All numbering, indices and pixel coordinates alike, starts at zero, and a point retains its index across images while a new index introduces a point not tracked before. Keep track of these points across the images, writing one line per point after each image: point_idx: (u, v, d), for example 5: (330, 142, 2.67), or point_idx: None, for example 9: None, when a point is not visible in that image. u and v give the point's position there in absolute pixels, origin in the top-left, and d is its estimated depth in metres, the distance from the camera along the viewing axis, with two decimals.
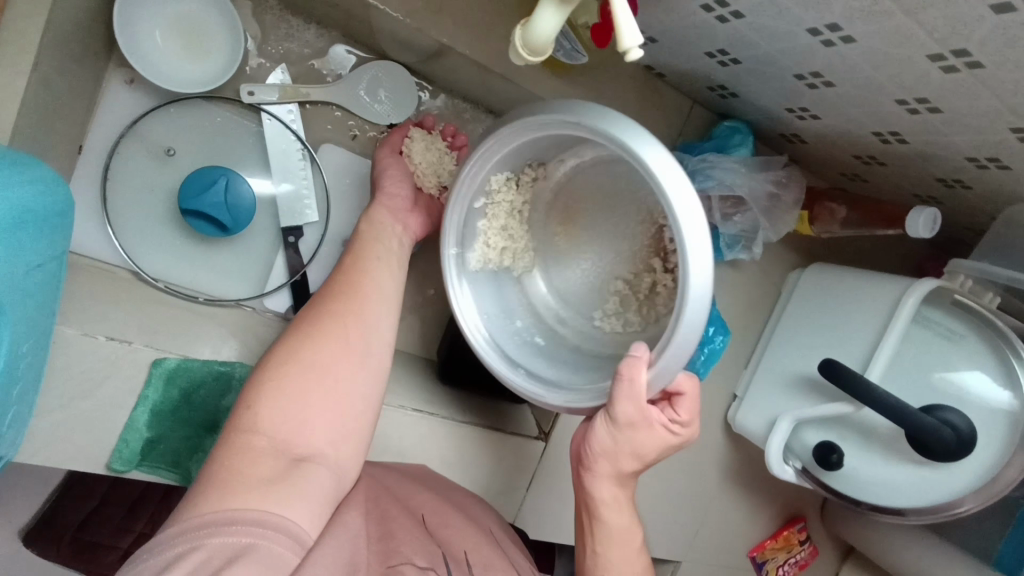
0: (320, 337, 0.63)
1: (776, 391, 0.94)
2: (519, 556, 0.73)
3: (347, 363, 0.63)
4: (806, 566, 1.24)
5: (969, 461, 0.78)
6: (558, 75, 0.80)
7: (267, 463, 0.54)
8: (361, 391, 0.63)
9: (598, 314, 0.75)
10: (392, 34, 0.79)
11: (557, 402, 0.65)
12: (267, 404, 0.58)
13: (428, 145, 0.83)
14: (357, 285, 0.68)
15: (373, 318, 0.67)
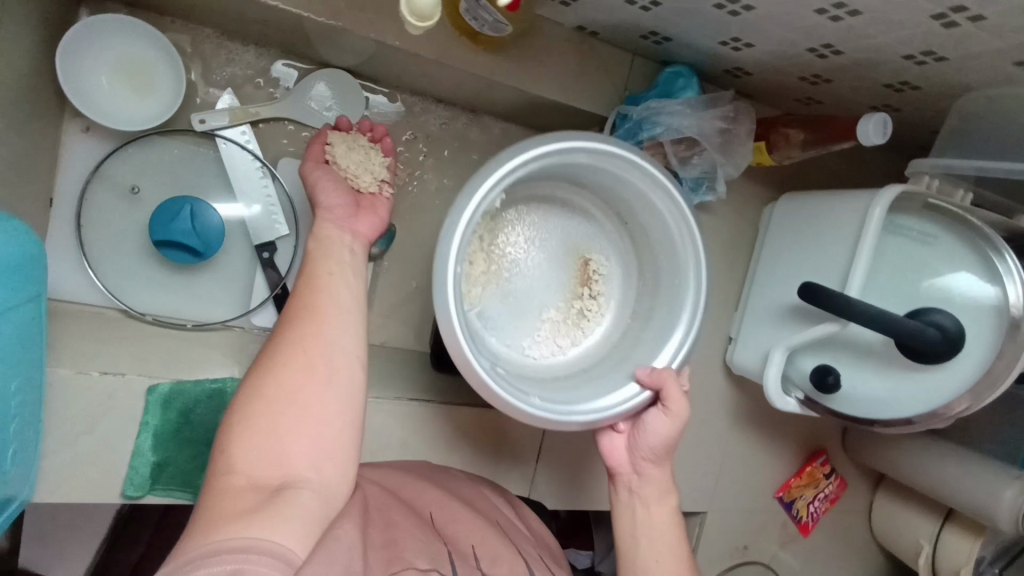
0: (283, 363, 0.56)
1: (766, 326, 0.94)
2: (526, 540, 0.75)
3: (319, 385, 0.56)
4: (836, 499, 1.25)
5: (965, 357, 0.77)
6: (493, 51, 0.81)
7: (249, 501, 0.48)
8: (339, 409, 0.56)
9: (534, 338, 0.86)
10: (327, 40, 0.82)
11: (588, 413, 0.73)
12: (239, 441, 0.52)
13: (351, 146, 0.73)
14: (314, 299, 0.60)
15: (334, 332, 0.59)
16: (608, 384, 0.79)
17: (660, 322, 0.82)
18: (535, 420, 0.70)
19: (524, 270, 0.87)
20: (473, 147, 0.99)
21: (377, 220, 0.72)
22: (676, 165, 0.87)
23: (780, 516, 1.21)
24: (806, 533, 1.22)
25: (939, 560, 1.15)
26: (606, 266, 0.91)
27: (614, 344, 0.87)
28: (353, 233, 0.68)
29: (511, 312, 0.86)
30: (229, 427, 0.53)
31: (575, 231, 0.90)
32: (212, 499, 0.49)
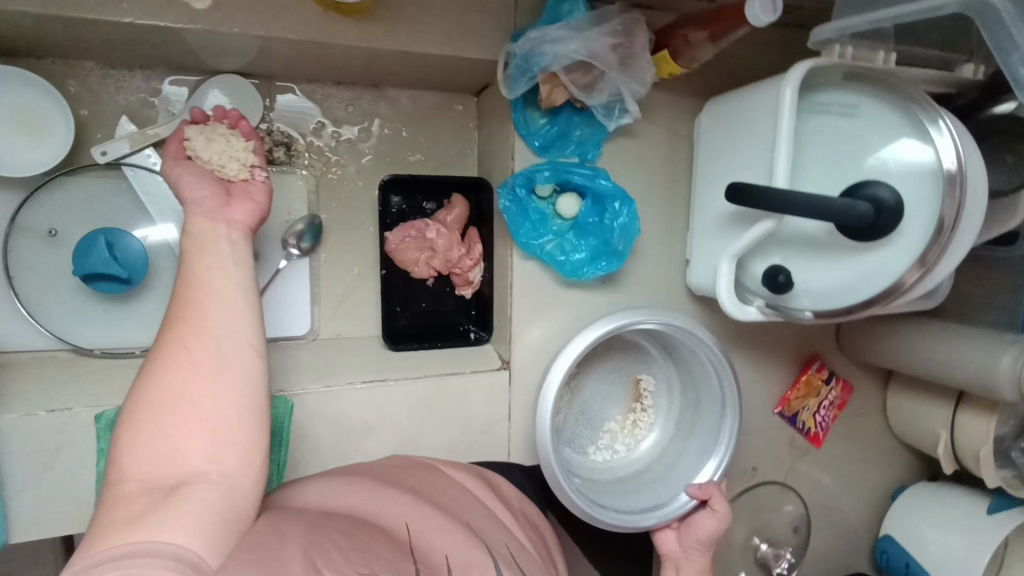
0: (167, 365, 0.61)
1: (713, 240, 0.91)
2: (494, 528, 0.75)
3: (210, 380, 0.62)
4: (845, 403, 1.21)
5: (913, 221, 0.73)
6: (356, 18, 0.79)
7: (147, 503, 0.54)
8: (231, 398, 0.62)
9: (597, 445, 1.06)
10: (202, 47, 0.81)
11: (649, 522, 0.95)
12: (128, 450, 0.57)
13: (210, 137, 0.78)
14: (193, 301, 0.65)
15: (214, 328, 0.64)
16: (669, 492, 0.99)
17: (702, 436, 1.03)
18: (612, 526, 0.92)
19: (588, 396, 1.06)
20: (384, 123, 0.98)
21: (254, 206, 0.76)
22: (580, 95, 0.83)
23: (783, 431, 1.18)
24: (818, 445, 1.20)
25: (958, 444, 1.11)
26: (653, 384, 1.09)
27: (663, 451, 1.07)
28: (228, 222, 0.72)
29: (579, 424, 1.05)
30: (122, 434, 0.58)
31: (629, 355, 1.08)
32: (112, 503, 0.55)
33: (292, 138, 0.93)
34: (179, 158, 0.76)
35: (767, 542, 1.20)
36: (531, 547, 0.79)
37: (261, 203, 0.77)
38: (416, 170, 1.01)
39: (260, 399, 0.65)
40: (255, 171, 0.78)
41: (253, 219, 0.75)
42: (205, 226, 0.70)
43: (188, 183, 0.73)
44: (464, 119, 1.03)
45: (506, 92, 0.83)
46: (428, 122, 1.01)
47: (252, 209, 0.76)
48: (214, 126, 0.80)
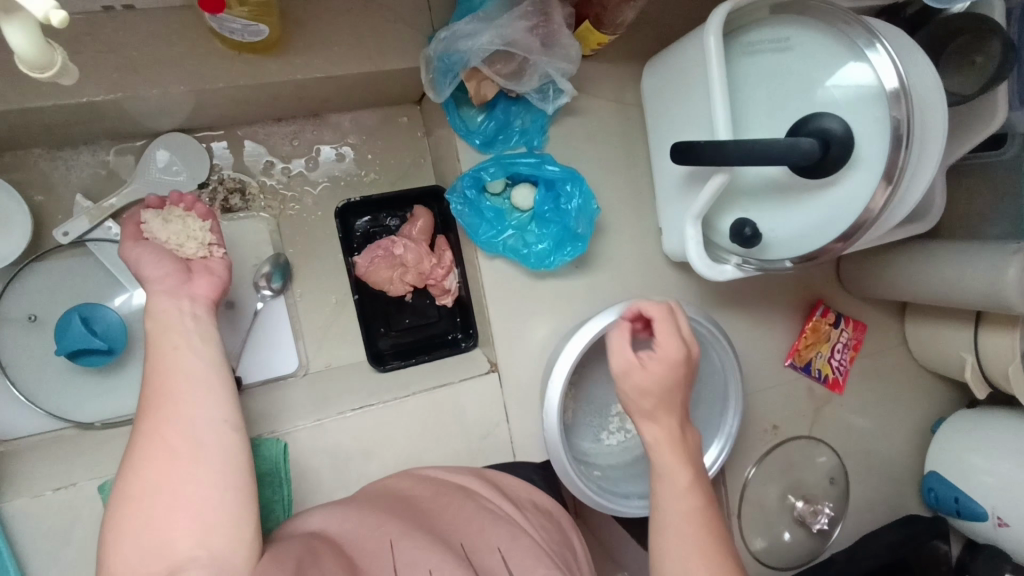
0: (143, 456, 0.58)
1: (675, 204, 0.89)
2: (485, 526, 0.68)
3: (188, 463, 0.58)
4: (860, 343, 1.16)
5: (864, 147, 0.70)
6: (269, 55, 0.79)
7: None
8: (214, 480, 0.58)
9: (607, 430, 1.01)
10: (137, 113, 0.83)
11: None
12: (117, 549, 0.54)
13: (166, 219, 0.75)
14: (165, 386, 0.62)
15: (188, 407, 0.61)
16: None
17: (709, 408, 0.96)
18: (632, 514, 0.89)
19: (586, 383, 1.01)
20: (332, 149, 0.99)
21: (215, 279, 0.72)
22: (508, 86, 0.82)
23: (800, 383, 1.14)
24: (837, 390, 1.16)
25: (985, 366, 1.05)
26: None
27: None
28: (191, 298, 0.69)
29: (584, 413, 1.01)
30: (110, 532, 0.55)
31: None
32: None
33: (246, 183, 0.95)
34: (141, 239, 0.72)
35: (804, 500, 1.14)
36: (550, 548, 0.70)
37: (221, 276, 0.74)
38: (373, 189, 1.01)
39: (246, 473, 0.61)
40: (213, 248, 0.75)
41: (214, 291, 0.72)
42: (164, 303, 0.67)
43: (143, 259, 0.70)
44: (410, 129, 1.02)
45: (434, 95, 0.82)
46: (376, 139, 1.01)
47: (214, 283, 0.73)
48: (170, 209, 0.76)
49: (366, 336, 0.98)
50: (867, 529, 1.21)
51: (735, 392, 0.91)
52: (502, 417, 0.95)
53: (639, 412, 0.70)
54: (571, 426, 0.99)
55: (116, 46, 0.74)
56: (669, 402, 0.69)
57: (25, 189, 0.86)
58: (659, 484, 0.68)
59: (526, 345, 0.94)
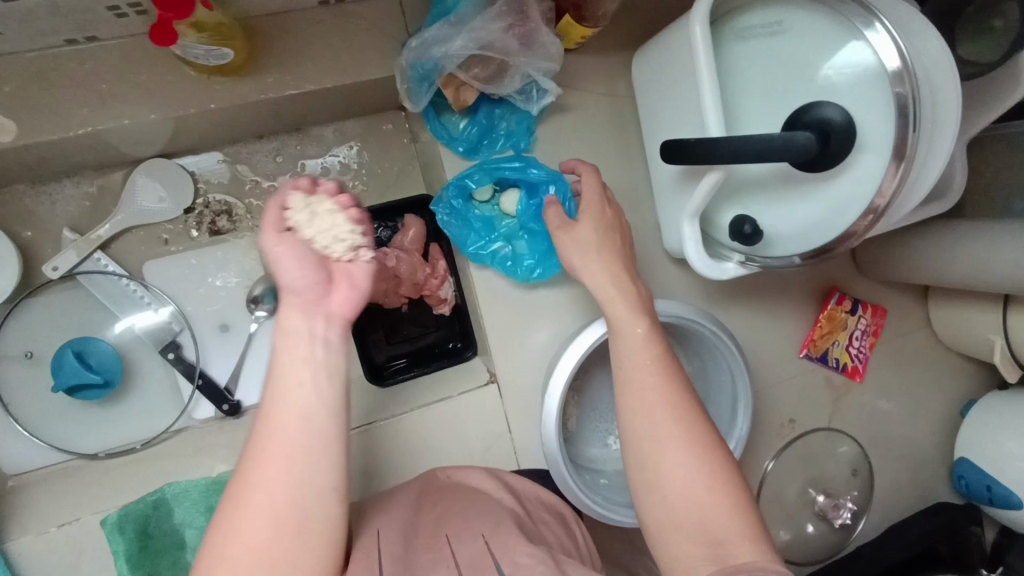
0: (237, 520, 0.51)
1: (672, 202, 0.85)
2: (473, 520, 0.63)
3: (283, 547, 0.51)
4: (880, 328, 1.11)
5: (869, 134, 0.64)
6: (239, 77, 0.77)
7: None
8: (306, 571, 0.51)
9: (614, 435, 0.98)
10: (114, 143, 0.81)
11: None
12: None
13: (314, 210, 0.60)
14: (273, 444, 0.53)
15: (300, 471, 0.53)
16: None
17: (717, 411, 0.93)
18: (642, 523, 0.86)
19: (589, 389, 0.98)
20: (317, 163, 0.96)
21: (354, 293, 0.61)
22: (487, 91, 0.78)
23: (817, 374, 1.09)
24: (858, 378, 1.11)
25: (1016, 348, 0.99)
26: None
27: None
28: (326, 317, 0.59)
29: (589, 418, 0.98)
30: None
31: None
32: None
33: (231, 204, 0.93)
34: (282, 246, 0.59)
35: (825, 493, 1.11)
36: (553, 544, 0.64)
37: (362, 291, 0.62)
38: (362, 200, 0.98)
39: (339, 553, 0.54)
40: (360, 249, 0.61)
41: (353, 309, 0.61)
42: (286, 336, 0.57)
43: (272, 269, 0.57)
44: (397, 137, 0.99)
45: (411, 105, 0.79)
46: (362, 150, 0.98)
47: (354, 296, 0.61)
48: (319, 196, 0.62)
49: (363, 352, 0.97)
50: (894, 517, 1.17)
51: (744, 390, 0.88)
52: (506, 428, 0.93)
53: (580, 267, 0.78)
54: (577, 434, 0.96)
55: (82, 80, 0.72)
56: (610, 258, 0.78)
57: (13, 227, 0.86)
58: (619, 339, 0.74)
59: (525, 354, 0.92)
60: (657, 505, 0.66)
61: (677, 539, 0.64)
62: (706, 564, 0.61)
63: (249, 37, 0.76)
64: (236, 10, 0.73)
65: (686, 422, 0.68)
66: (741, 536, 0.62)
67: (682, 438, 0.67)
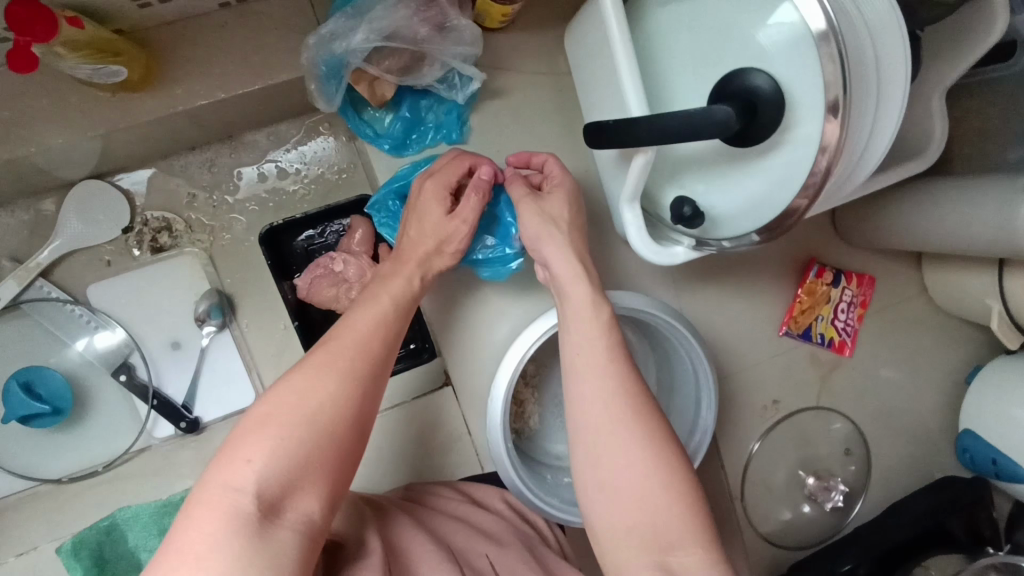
0: (314, 372, 0.54)
1: (613, 188, 0.79)
2: (471, 538, 0.69)
3: (354, 412, 0.53)
4: (867, 299, 1.04)
5: (802, 98, 0.57)
6: (143, 92, 0.74)
7: (225, 530, 0.44)
8: (354, 455, 0.53)
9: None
10: (37, 171, 0.80)
11: None
12: (258, 458, 0.48)
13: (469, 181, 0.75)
14: (362, 332, 0.59)
15: (379, 376, 0.58)
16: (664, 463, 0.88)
17: (684, 402, 0.89)
18: None
19: (552, 385, 0.95)
20: (253, 170, 0.94)
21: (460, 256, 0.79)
22: (402, 83, 0.74)
23: (800, 352, 1.03)
24: (847, 352, 1.04)
25: (1015, 311, 0.90)
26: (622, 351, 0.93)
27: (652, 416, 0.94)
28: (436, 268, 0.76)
29: (554, 415, 0.94)
30: (250, 433, 0.49)
31: None
32: (187, 523, 0.44)
33: (169, 219, 0.91)
34: (445, 201, 0.73)
35: (815, 476, 1.05)
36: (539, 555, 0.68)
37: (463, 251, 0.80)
38: (303, 205, 0.95)
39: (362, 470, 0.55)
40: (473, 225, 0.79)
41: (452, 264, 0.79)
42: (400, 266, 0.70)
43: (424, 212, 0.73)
44: (334, 137, 0.96)
45: (324, 105, 0.74)
46: (298, 154, 0.95)
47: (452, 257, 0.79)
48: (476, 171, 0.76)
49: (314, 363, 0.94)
50: None
51: (707, 381, 0.84)
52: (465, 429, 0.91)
53: (534, 252, 0.74)
54: (540, 431, 0.93)
55: None
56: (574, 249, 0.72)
57: None
58: (573, 328, 0.67)
59: (478, 354, 0.89)
60: (604, 505, 0.58)
61: (625, 545, 0.56)
62: (652, 574, 0.54)
63: (147, 49, 0.73)
64: (128, 22, 0.70)
65: (645, 414, 0.60)
66: (692, 541, 0.55)
67: (636, 433, 0.59)
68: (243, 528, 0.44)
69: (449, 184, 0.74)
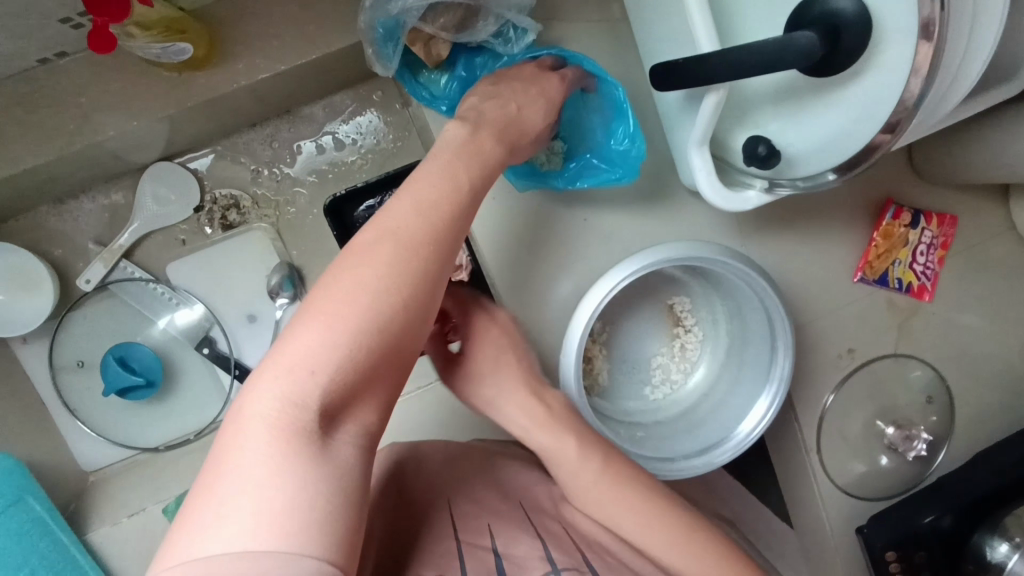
0: (377, 262, 0.44)
1: (680, 136, 0.76)
2: (546, 500, 0.64)
3: (424, 305, 0.45)
4: (949, 239, 0.98)
5: (893, 18, 0.53)
6: (207, 68, 0.75)
7: (279, 448, 0.37)
8: (414, 343, 0.45)
9: (649, 385, 0.94)
10: (114, 156, 0.84)
11: (725, 457, 0.82)
12: (310, 361, 0.40)
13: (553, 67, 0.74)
14: (430, 210, 0.48)
15: (445, 252, 0.47)
16: (736, 416, 0.86)
17: (758, 354, 0.87)
18: (682, 475, 0.81)
19: (619, 340, 0.93)
20: (311, 143, 0.95)
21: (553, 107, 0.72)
22: (458, 38, 0.73)
23: (877, 298, 0.99)
24: (927, 297, 0.99)
25: None
26: (688, 301, 0.94)
27: (724, 370, 0.92)
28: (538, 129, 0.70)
29: (622, 372, 0.93)
30: (298, 330, 0.41)
31: (658, 286, 0.93)
32: (240, 441, 0.38)
33: (237, 195, 0.94)
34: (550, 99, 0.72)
35: (896, 425, 1.01)
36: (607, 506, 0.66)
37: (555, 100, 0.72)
38: (363, 174, 0.96)
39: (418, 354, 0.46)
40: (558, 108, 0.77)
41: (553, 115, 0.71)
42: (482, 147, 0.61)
43: (517, 89, 0.70)
44: (388, 104, 0.96)
45: (381, 69, 0.74)
46: (354, 124, 0.96)
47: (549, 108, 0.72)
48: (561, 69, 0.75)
49: None
50: None
51: (785, 329, 0.81)
52: (534, 389, 0.91)
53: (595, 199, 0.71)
54: (608, 391, 0.92)
55: (62, 96, 0.73)
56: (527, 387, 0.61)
57: (44, 247, 0.91)
58: (558, 469, 0.60)
59: (544, 314, 0.88)
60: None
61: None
62: None
63: (209, 25, 0.74)
64: None
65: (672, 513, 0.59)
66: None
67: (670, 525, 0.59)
68: (296, 449, 0.37)
69: (558, 82, 0.73)
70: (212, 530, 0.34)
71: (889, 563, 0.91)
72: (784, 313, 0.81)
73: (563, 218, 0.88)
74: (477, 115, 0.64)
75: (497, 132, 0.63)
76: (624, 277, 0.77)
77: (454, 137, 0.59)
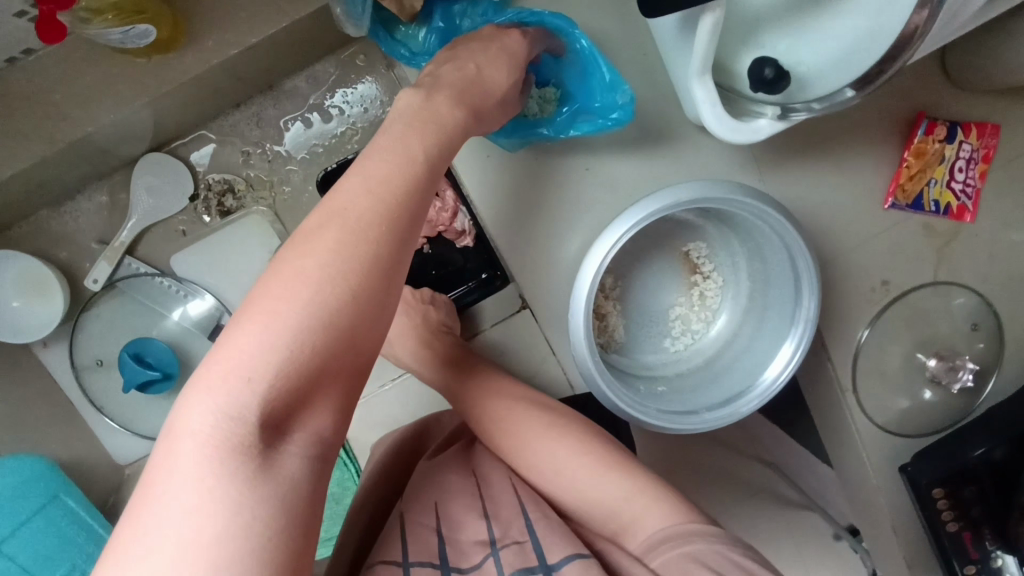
0: (317, 255, 0.42)
1: (679, 68, 0.70)
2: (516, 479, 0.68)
3: (376, 298, 0.43)
4: (991, 151, 0.89)
5: None
6: (178, 50, 0.72)
7: (215, 462, 0.38)
8: (369, 341, 0.44)
9: (669, 337, 0.90)
10: (102, 152, 0.82)
11: (753, 406, 0.78)
12: (247, 367, 0.39)
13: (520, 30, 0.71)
14: (382, 190, 0.46)
15: (398, 241, 0.45)
16: (762, 362, 0.81)
17: (782, 297, 0.82)
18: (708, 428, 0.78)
19: (633, 293, 0.89)
20: (299, 119, 0.92)
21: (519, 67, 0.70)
22: None
23: (911, 223, 0.91)
24: (969, 218, 0.91)
25: None
26: (705, 247, 0.89)
27: (747, 316, 0.88)
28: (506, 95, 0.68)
29: (639, 326, 0.89)
30: (236, 334, 0.40)
31: (671, 232, 0.89)
32: (174, 454, 0.38)
33: (231, 180, 0.92)
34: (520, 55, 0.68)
35: (939, 357, 0.95)
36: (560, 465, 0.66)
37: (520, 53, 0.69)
38: (354, 145, 0.93)
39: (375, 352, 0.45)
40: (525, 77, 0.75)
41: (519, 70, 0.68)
42: (455, 108, 0.57)
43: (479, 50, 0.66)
44: (374, 69, 0.92)
45: (353, 30, 0.71)
46: (341, 94, 0.92)
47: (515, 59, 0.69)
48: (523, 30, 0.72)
49: None
50: None
51: (807, 267, 0.75)
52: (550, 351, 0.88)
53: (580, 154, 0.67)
54: (626, 346, 0.89)
55: (37, 95, 0.72)
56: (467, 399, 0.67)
57: (50, 250, 0.91)
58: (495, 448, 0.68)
59: (552, 274, 0.85)
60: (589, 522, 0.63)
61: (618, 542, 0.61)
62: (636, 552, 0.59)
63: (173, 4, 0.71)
64: None
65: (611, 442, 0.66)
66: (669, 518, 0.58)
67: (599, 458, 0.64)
68: (232, 466, 0.38)
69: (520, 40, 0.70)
70: (149, 548, 0.35)
71: (936, 501, 0.85)
72: (807, 251, 0.75)
73: (563, 172, 0.83)
74: (434, 78, 0.61)
75: (456, 88, 0.60)
76: (630, 227, 0.73)
77: (406, 100, 0.56)
